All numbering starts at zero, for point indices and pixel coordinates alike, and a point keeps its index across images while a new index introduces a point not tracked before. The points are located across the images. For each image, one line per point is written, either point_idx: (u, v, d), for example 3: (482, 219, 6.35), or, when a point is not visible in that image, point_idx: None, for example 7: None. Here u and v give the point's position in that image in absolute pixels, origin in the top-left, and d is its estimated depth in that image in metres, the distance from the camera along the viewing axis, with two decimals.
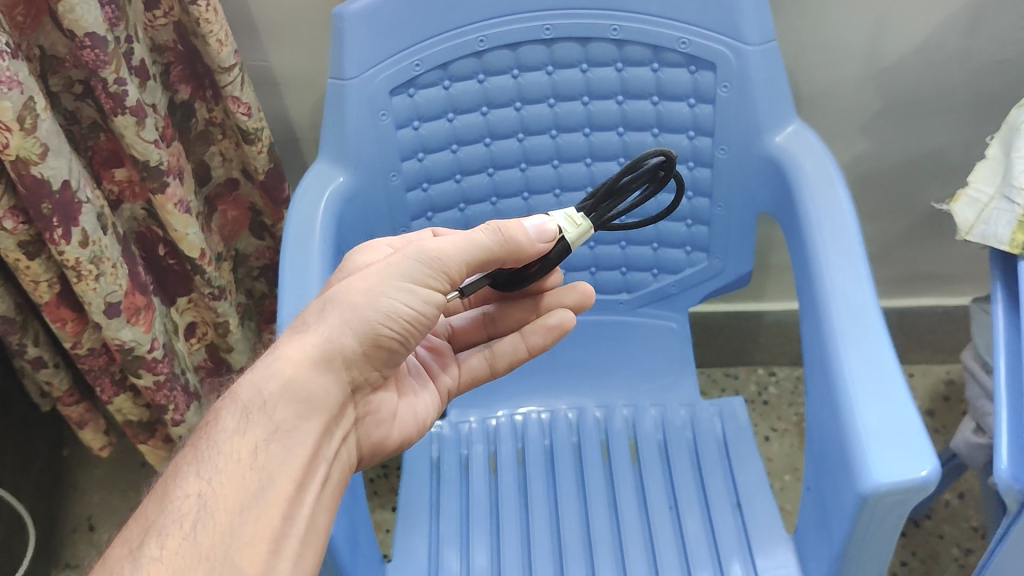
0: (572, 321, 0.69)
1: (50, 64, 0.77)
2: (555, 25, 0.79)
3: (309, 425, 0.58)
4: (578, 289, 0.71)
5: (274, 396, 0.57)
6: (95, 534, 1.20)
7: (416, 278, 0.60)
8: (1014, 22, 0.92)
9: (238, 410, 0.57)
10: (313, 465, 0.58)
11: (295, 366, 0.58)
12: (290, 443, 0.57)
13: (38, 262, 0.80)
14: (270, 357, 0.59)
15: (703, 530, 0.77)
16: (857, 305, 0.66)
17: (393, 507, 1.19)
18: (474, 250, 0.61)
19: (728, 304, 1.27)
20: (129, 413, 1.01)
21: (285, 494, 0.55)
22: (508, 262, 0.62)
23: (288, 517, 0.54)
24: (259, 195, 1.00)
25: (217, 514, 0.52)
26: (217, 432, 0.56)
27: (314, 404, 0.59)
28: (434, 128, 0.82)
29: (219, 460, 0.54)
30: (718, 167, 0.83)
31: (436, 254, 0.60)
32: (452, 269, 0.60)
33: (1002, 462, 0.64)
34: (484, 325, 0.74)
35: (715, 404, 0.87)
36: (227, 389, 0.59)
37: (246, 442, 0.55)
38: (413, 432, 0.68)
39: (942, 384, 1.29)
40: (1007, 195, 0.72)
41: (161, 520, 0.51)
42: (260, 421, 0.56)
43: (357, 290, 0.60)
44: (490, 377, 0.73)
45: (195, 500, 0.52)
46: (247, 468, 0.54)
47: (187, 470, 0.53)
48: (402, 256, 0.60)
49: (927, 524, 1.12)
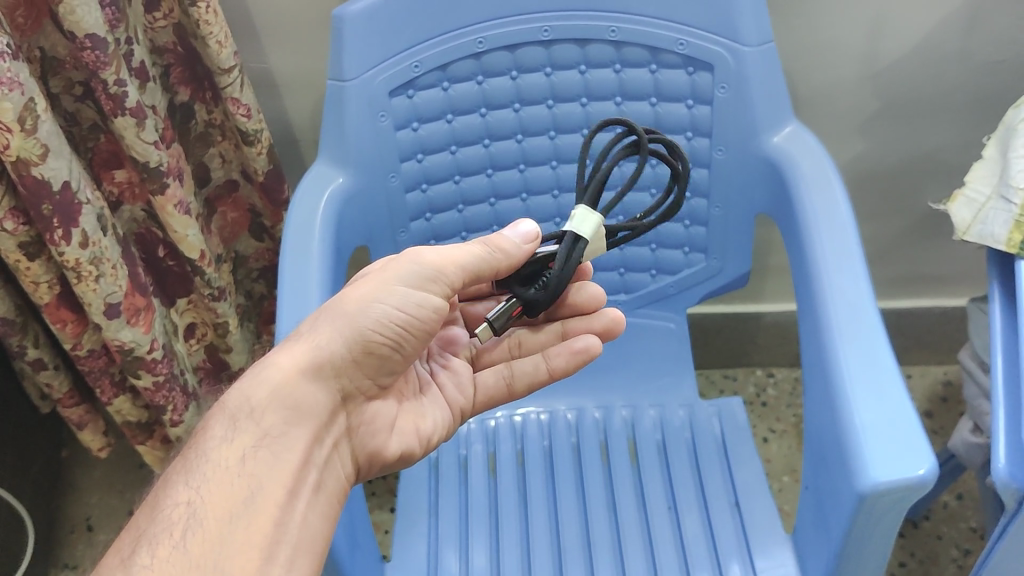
0: (598, 347, 0.69)
1: (51, 66, 0.77)
2: (554, 26, 0.79)
3: (297, 433, 0.59)
4: (607, 313, 0.70)
5: (262, 403, 0.58)
6: (94, 536, 1.20)
7: (412, 283, 0.61)
8: (1010, 22, 0.93)
9: (226, 418, 0.58)
10: (303, 471, 0.58)
11: (285, 374, 0.59)
12: (278, 449, 0.58)
13: (38, 264, 0.81)
14: (260, 366, 0.60)
15: (701, 530, 0.77)
16: (852, 304, 0.66)
17: (392, 508, 1.19)
18: (469, 258, 0.61)
19: (726, 305, 1.27)
20: (128, 414, 1.01)
21: (275, 501, 0.55)
22: (503, 272, 0.61)
23: (280, 524, 0.55)
24: (259, 196, 1.00)
25: (206, 521, 0.52)
26: (206, 440, 0.57)
27: (302, 411, 0.60)
28: (433, 130, 0.82)
29: (207, 469, 0.55)
30: (716, 167, 0.83)
31: (433, 260, 0.61)
32: (447, 276, 0.61)
33: (999, 461, 0.65)
34: (509, 347, 0.73)
35: (714, 404, 0.87)
36: (216, 401, 0.59)
37: (234, 450, 0.56)
38: (415, 446, 0.67)
39: (940, 385, 1.29)
40: (1003, 195, 0.72)
41: (152, 528, 0.51)
42: (248, 427, 0.57)
43: (349, 300, 0.61)
44: (506, 397, 0.72)
45: (184, 509, 0.52)
46: (235, 475, 0.55)
47: (176, 479, 0.54)
48: (401, 262, 0.62)
49: (925, 524, 1.13)
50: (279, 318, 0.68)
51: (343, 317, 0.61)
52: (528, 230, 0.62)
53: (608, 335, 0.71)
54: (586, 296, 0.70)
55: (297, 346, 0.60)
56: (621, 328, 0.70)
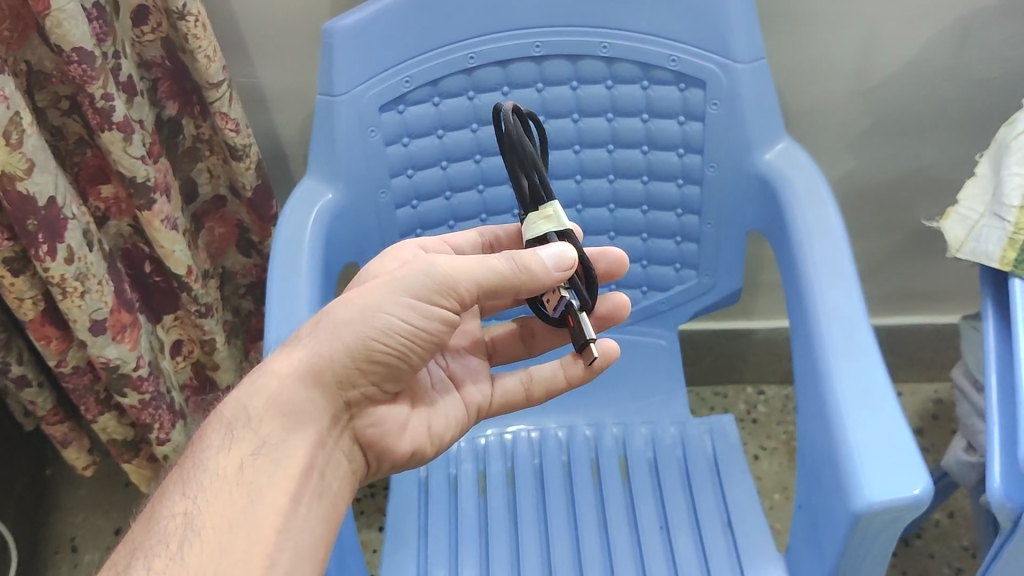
0: (614, 352, 0.64)
1: (37, 80, 0.76)
2: (545, 42, 0.79)
3: (297, 438, 0.58)
4: (611, 299, 0.67)
5: (260, 411, 0.58)
6: (78, 556, 1.18)
7: (422, 295, 0.58)
8: (1001, 38, 0.93)
9: (223, 428, 0.57)
10: (306, 476, 0.57)
11: (281, 379, 0.58)
12: (278, 456, 0.57)
13: (23, 279, 0.80)
14: (259, 373, 0.59)
15: (693, 547, 0.76)
16: (846, 321, 0.66)
17: (380, 526, 1.18)
18: (489, 273, 0.57)
19: (717, 322, 1.26)
20: (114, 432, 0.99)
21: (277, 507, 0.54)
22: (523, 291, 0.57)
23: (281, 531, 0.54)
24: (247, 212, 0.99)
25: (203, 533, 0.51)
26: (203, 449, 0.56)
27: (300, 417, 0.58)
28: (423, 145, 0.81)
29: (204, 479, 0.54)
30: (707, 184, 0.83)
31: (444, 271, 0.58)
32: (460, 290, 0.58)
33: (994, 480, 0.65)
34: (523, 338, 0.73)
35: (705, 422, 0.86)
36: (213, 409, 0.59)
37: (232, 458, 0.55)
38: (426, 444, 0.66)
39: (931, 402, 1.28)
40: (997, 213, 0.72)
41: (148, 541, 0.51)
42: (244, 435, 0.57)
43: (354, 304, 0.59)
44: (525, 403, 0.69)
45: (181, 520, 0.52)
46: (233, 483, 0.54)
47: (173, 490, 0.54)
48: (410, 268, 0.59)
49: (917, 543, 1.12)
50: (267, 334, 0.68)
51: (338, 328, 0.59)
52: (563, 251, 0.56)
53: (610, 320, 0.67)
54: (608, 262, 0.67)
55: (294, 353, 0.59)
56: (625, 315, 0.67)
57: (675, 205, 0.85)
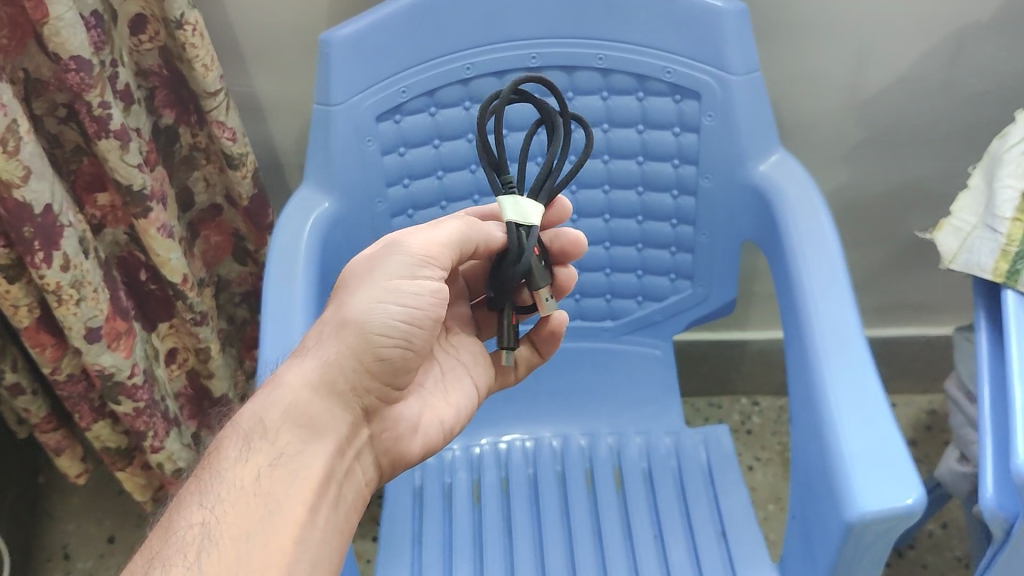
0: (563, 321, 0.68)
1: (35, 87, 0.77)
2: (542, 53, 0.80)
3: (314, 450, 0.58)
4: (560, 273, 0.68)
5: (276, 423, 0.57)
6: (70, 565, 1.17)
7: (404, 272, 0.58)
8: (993, 52, 0.94)
9: (240, 439, 0.57)
10: (324, 487, 0.57)
11: (296, 392, 0.58)
12: (295, 467, 0.57)
13: (18, 286, 0.80)
14: (272, 386, 0.59)
15: (688, 559, 0.76)
16: (841, 333, 0.66)
17: (374, 536, 1.18)
18: (448, 234, 0.59)
19: (711, 332, 1.27)
20: (107, 440, 0.99)
21: (294, 519, 0.54)
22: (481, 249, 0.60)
23: (299, 541, 0.54)
24: (243, 221, 1.00)
25: (221, 543, 0.51)
26: (220, 461, 0.55)
27: (317, 429, 0.58)
28: (420, 155, 0.82)
29: (221, 490, 0.54)
30: (702, 196, 0.83)
31: (419, 248, 0.58)
32: (437, 258, 0.58)
33: (987, 490, 0.66)
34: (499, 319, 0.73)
35: (700, 432, 0.86)
36: (228, 420, 0.58)
37: (249, 470, 0.55)
38: (438, 439, 0.66)
39: (924, 414, 1.29)
40: (989, 225, 0.72)
41: (165, 551, 0.50)
42: (262, 447, 0.56)
43: (354, 309, 0.58)
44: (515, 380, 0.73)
45: (198, 530, 0.51)
46: (251, 495, 0.54)
47: (190, 500, 0.53)
48: (385, 254, 0.59)
49: (910, 554, 1.12)
50: (262, 344, 0.67)
51: (342, 335, 0.58)
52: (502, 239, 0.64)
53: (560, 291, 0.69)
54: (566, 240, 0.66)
55: (297, 359, 0.60)
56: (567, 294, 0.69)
57: (670, 216, 0.85)
